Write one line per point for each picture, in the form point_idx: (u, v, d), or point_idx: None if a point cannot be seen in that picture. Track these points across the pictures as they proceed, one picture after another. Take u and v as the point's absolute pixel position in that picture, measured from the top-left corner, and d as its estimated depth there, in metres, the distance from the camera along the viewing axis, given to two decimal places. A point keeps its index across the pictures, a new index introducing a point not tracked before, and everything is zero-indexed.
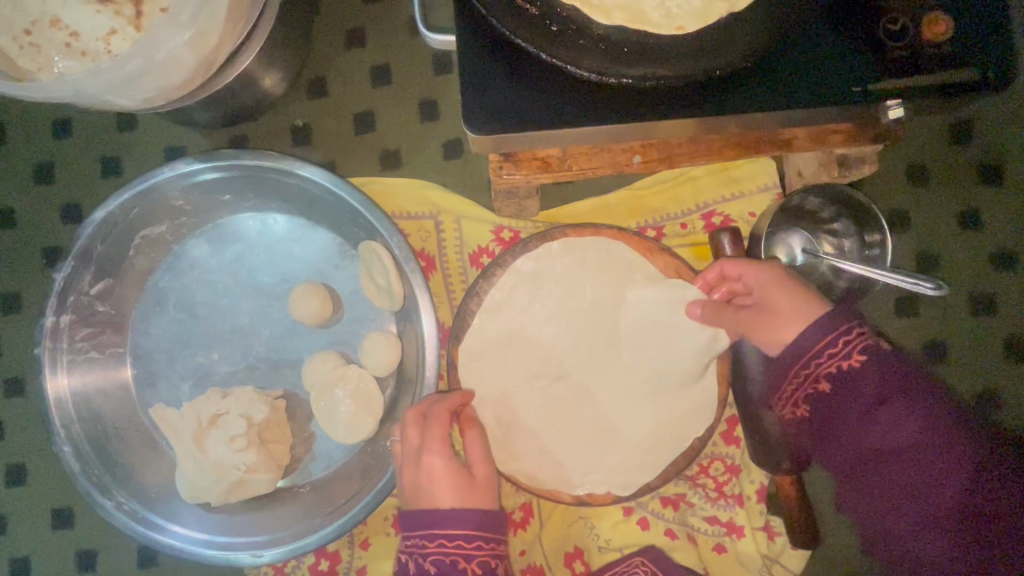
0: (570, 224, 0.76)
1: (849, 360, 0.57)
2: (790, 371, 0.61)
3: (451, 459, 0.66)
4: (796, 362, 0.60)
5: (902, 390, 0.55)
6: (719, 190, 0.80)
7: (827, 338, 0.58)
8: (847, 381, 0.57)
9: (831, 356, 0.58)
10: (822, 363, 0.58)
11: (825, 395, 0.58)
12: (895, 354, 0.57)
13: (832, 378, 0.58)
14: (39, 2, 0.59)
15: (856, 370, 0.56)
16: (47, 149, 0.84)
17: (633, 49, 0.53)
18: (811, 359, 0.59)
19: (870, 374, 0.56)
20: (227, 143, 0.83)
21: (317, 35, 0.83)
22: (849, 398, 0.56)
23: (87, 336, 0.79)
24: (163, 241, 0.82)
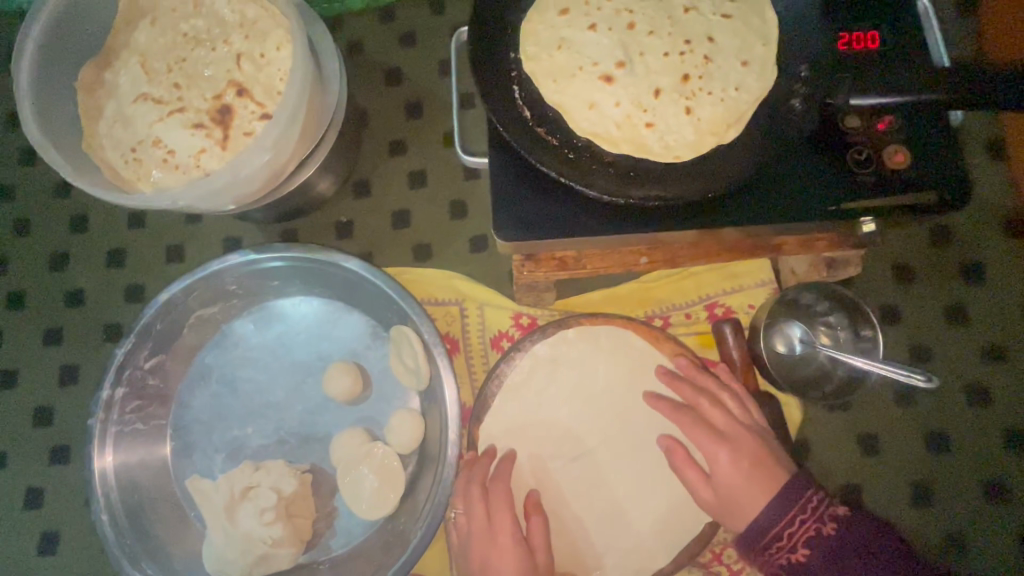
0: (584, 314, 0.83)
1: (797, 554, 0.65)
2: (757, 551, 0.67)
3: (516, 535, 0.71)
4: (760, 540, 0.66)
5: (847, 572, 0.62)
6: (719, 284, 0.87)
7: (775, 529, 0.65)
8: (816, 544, 0.64)
9: (781, 549, 0.65)
10: (775, 554, 0.65)
11: (793, 559, 0.65)
12: (838, 532, 0.64)
13: (791, 564, 0.65)
14: (146, 126, 0.72)
15: (805, 568, 0.64)
16: (121, 237, 0.95)
17: (635, 174, 0.64)
18: (778, 533, 0.65)
19: (816, 567, 0.63)
20: (278, 235, 0.94)
21: (364, 145, 0.96)
22: (819, 562, 0.63)
23: (136, 407, 0.85)
24: (213, 320, 0.90)
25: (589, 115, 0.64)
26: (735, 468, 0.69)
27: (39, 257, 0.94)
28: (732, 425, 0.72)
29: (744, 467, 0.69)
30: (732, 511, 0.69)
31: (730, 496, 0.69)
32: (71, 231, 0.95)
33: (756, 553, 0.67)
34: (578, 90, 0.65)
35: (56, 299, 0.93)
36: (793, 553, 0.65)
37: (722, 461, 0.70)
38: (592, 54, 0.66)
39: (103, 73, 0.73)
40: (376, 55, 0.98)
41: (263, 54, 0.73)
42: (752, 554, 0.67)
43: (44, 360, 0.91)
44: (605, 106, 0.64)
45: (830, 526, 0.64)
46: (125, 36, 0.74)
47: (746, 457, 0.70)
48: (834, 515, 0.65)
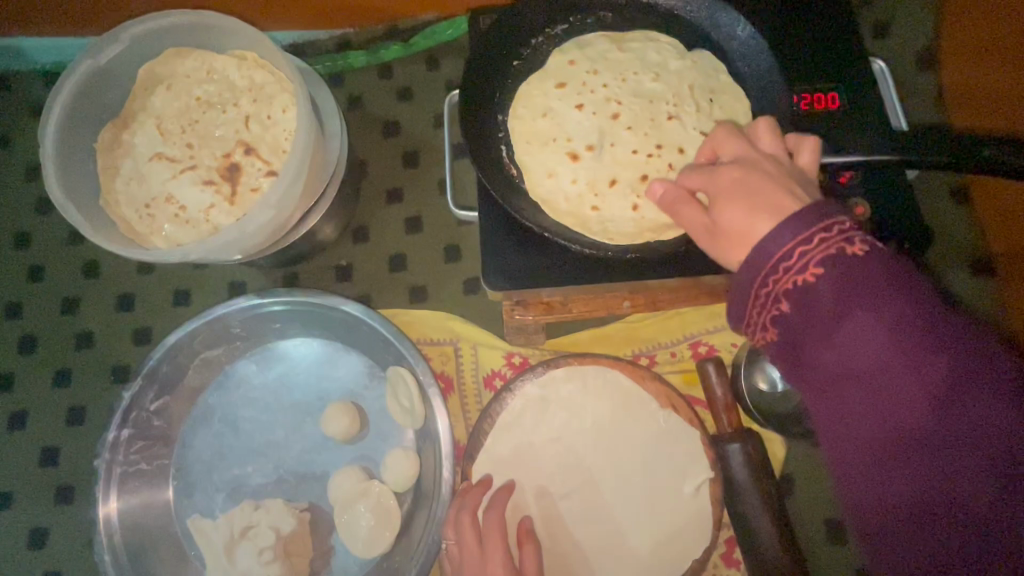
0: (572, 353, 0.87)
1: (818, 281, 0.45)
2: (746, 308, 0.49)
3: (509, 565, 0.68)
4: (759, 282, 0.47)
5: (914, 338, 0.42)
6: (702, 323, 0.91)
7: (786, 253, 0.45)
8: (841, 295, 0.44)
9: (788, 272, 0.45)
10: (780, 282, 0.46)
11: (811, 317, 0.45)
12: (894, 284, 0.43)
13: (800, 291, 0.45)
14: (160, 183, 0.77)
15: (818, 285, 0.44)
16: (131, 282, 0.99)
17: (614, 228, 0.69)
18: (784, 273, 0.46)
19: (831, 293, 0.44)
20: (281, 279, 0.98)
21: (364, 193, 1.01)
22: (853, 318, 0.44)
23: (140, 448, 0.88)
24: (217, 362, 0.94)
25: (547, 182, 0.71)
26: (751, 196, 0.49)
27: (53, 302, 0.99)
28: (744, 150, 0.54)
29: (761, 211, 0.49)
30: (736, 246, 0.50)
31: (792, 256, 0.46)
32: (84, 277, 1.00)
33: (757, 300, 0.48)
34: (544, 158, 0.72)
35: (67, 342, 0.97)
36: (802, 277, 0.45)
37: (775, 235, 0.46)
38: (571, 129, 0.73)
39: (120, 135, 0.79)
40: (375, 109, 1.05)
41: (270, 117, 0.79)
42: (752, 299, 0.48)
43: (54, 402, 0.94)
44: (562, 178, 0.71)
45: (848, 252, 0.44)
46: (142, 99, 0.80)
47: (857, 285, 0.44)
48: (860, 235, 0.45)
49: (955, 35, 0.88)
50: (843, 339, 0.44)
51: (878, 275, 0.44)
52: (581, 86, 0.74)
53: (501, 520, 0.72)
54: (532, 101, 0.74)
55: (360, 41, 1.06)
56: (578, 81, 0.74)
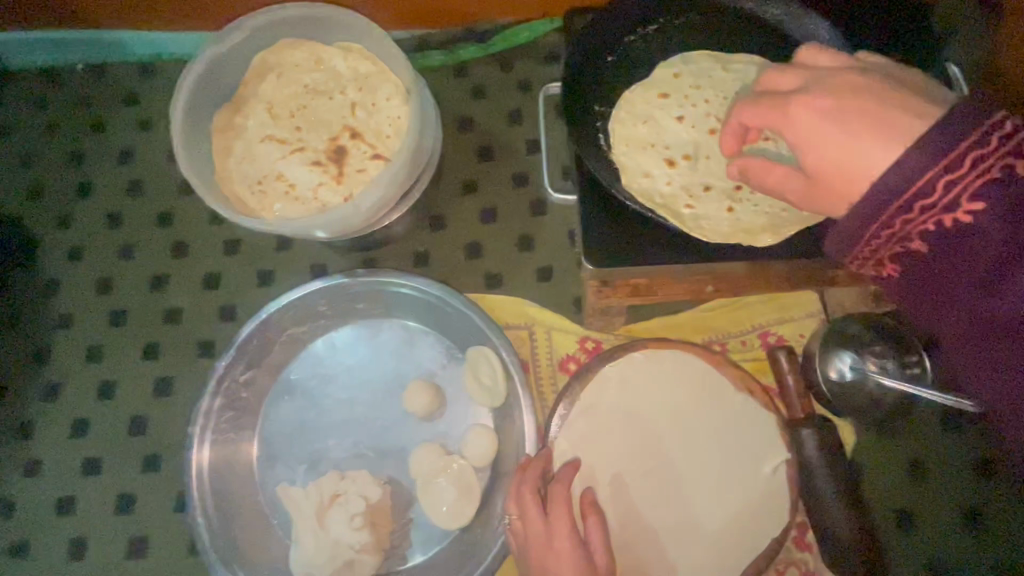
0: (648, 338, 0.90)
1: (969, 213, 0.48)
2: (872, 240, 0.53)
3: (575, 537, 0.72)
4: (892, 212, 0.50)
5: None
6: (771, 314, 0.94)
7: (927, 183, 0.48)
8: (995, 230, 0.47)
9: (933, 206, 0.49)
10: (921, 217, 0.50)
11: (956, 252, 0.50)
12: None
13: (954, 222, 0.49)
14: (271, 163, 0.82)
15: (974, 220, 0.48)
16: (217, 261, 1.04)
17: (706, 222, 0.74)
18: (924, 203, 0.49)
19: (989, 224, 0.48)
20: (362, 262, 1.02)
21: (441, 183, 1.06)
22: (1000, 257, 0.48)
23: (229, 418, 0.92)
24: (301, 339, 0.97)
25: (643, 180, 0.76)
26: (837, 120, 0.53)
27: (142, 278, 1.03)
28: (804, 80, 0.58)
29: (853, 130, 0.52)
30: (839, 180, 0.54)
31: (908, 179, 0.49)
32: (172, 255, 1.04)
33: (890, 233, 0.52)
34: (641, 159, 0.77)
35: (155, 317, 1.01)
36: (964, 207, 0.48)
37: (897, 158, 0.50)
38: (668, 140, 0.80)
39: (234, 117, 0.84)
40: (452, 105, 1.10)
41: (375, 104, 0.83)
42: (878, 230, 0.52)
43: (141, 373, 0.98)
44: (656, 177, 0.77)
45: (1004, 185, 0.47)
46: (254, 85, 0.85)
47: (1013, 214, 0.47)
48: None
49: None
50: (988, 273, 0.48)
51: None
52: (684, 100, 0.80)
53: (565, 493, 0.76)
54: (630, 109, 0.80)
55: (439, 41, 1.12)
56: (683, 94, 0.80)
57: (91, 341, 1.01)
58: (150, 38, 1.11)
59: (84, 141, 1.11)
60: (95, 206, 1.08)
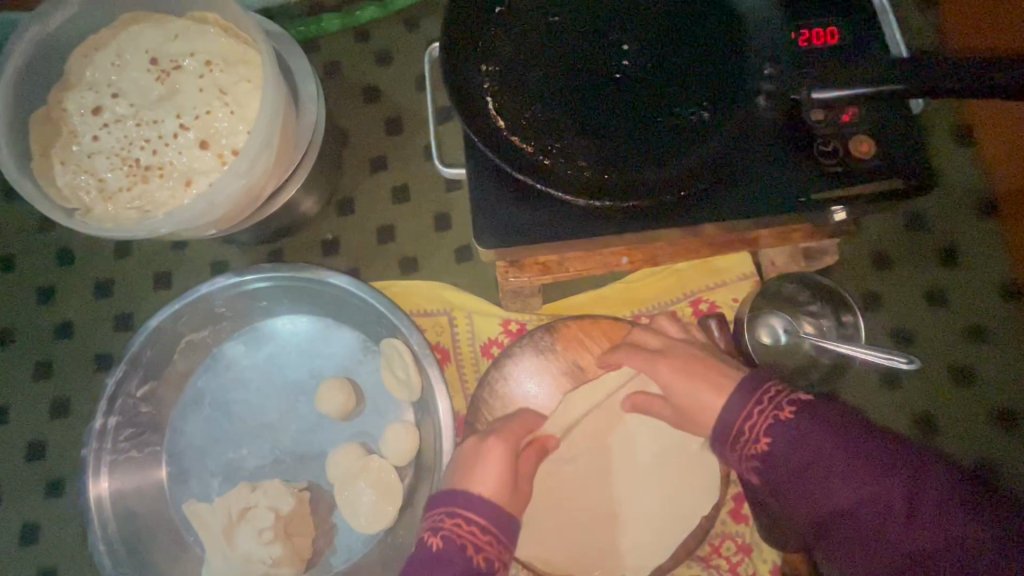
0: (571, 317, 0.84)
1: (761, 443, 0.56)
2: (727, 447, 0.59)
3: (510, 446, 0.71)
4: (724, 441, 0.59)
5: (823, 445, 0.53)
6: (704, 280, 0.88)
7: (741, 418, 0.58)
8: (870, 451, 0.51)
9: (751, 434, 0.57)
10: (742, 447, 0.57)
11: (809, 442, 0.53)
12: (797, 413, 0.55)
13: (761, 456, 0.56)
14: (117, 155, 0.71)
15: (783, 423, 0.55)
16: (108, 267, 0.95)
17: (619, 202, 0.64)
18: (741, 427, 0.58)
19: (783, 448, 0.54)
20: (266, 256, 0.94)
21: (346, 163, 0.97)
22: (811, 438, 0.53)
23: (130, 436, 0.85)
24: (204, 345, 0.90)
25: (531, 133, 0.66)
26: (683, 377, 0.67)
27: (27, 292, 0.95)
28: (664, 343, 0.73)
29: (690, 378, 0.67)
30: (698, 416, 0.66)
31: (688, 407, 0.67)
32: (57, 265, 0.95)
33: (730, 451, 0.59)
34: (535, 118, 0.66)
35: (45, 333, 0.93)
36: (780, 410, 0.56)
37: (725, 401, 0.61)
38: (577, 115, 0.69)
39: (75, 102, 0.73)
40: (353, 75, 1.00)
41: (239, 81, 0.73)
42: (725, 451, 0.59)
43: (36, 394, 0.91)
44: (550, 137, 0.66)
45: (781, 417, 0.55)
46: (100, 66, 0.74)
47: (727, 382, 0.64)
48: (793, 398, 0.56)
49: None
50: (859, 466, 0.51)
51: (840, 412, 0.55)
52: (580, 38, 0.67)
53: (514, 427, 0.74)
54: (525, 63, 0.67)
55: (333, 3, 1.00)
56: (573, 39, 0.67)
57: None
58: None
59: None
60: None
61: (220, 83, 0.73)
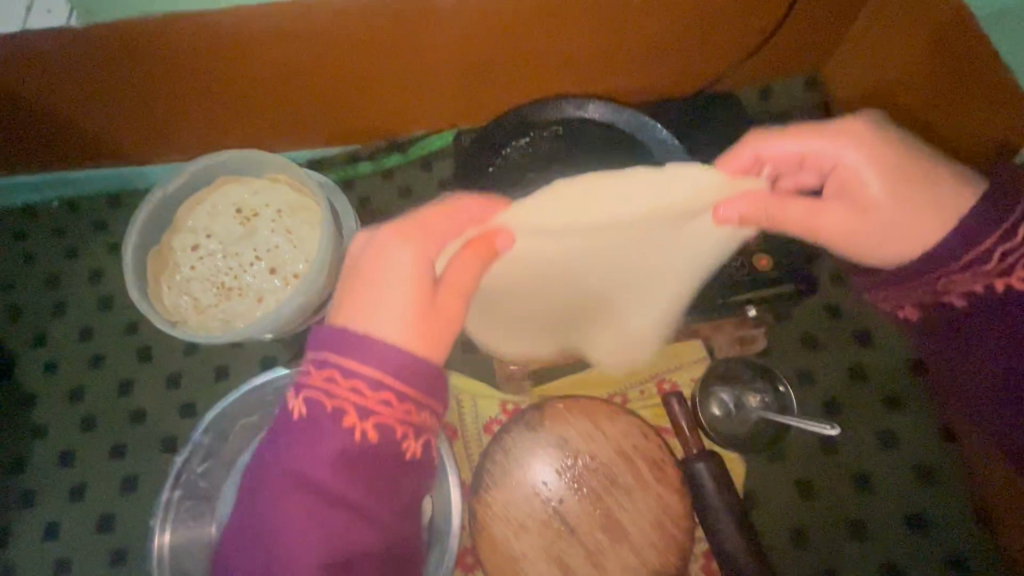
0: (557, 396, 1.03)
1: (957, 291, 0.75)
2: (931, 274, 0.74)
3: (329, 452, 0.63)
4: (920, 267, 0.74)
5: (1002, 326, 0.75)
6: (666, 363, 1.07)
7: (957, 256, 0.72)
8: (1012, 358, 0.76)
9: (987, 300, 0.74)
10: (944, 281, 0.74)
11: (1013, 335, 0.75)
12: (991, 295, 0.73)
13: (977, 306, 0.75)
14: (208, 280, 0.95)
15: (991, 306, 0.75)
16: (178, 362, 1.16)
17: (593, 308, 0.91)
18: (942, 258, 0.73)
19: (980, 310, 0.75)
20: (307, 351, 1.15)
21: None
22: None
23: (188, 506, 1.01)
24: (253, 426, 1.05)
25: None
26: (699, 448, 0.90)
27: (110, 385, 1.15)
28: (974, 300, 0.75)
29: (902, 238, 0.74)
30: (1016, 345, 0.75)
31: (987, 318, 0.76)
32: (137, 361, 1.17)
33: (899, 274, 0.77)
34: None
35: (122, 418, 1.12)
36: (989, 252, 0.70)
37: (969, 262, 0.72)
38: None
39: (179, 242, 0.98)
40: (381, 206, 1.27)
41: (301, 224, 0.98)
42: (880, 278, 0.79)
43: (111, 472, 1.08)
44: None
45: (988, 288, 0.73)
46: (199, 215, 1.00)
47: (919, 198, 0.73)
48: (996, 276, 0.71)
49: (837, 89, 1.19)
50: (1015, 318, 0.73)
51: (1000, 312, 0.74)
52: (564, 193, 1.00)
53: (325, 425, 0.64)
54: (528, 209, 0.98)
55: (367, 152, 1.28)
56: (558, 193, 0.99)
57: (63, 446, 1.11)
58: (104, 172, 1.26)
59: (58, 266, 1.25)
60: (68, 322, 1.21)
61: (287, 226, 0.98)
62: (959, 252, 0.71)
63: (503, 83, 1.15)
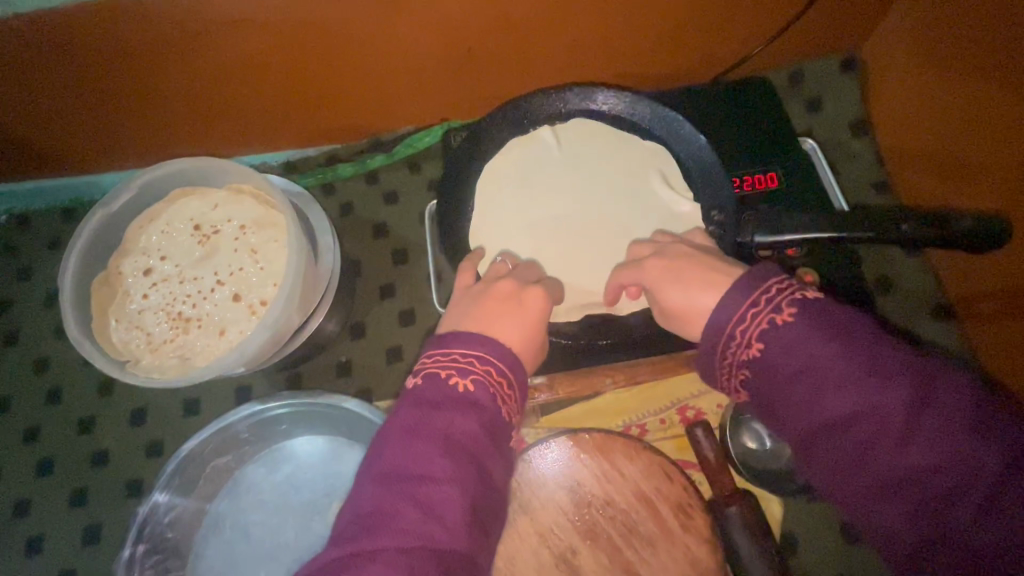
0: (566, 429, 0.91)
1: (753, 346, 0.56)
2: (766, 355, 0.56)
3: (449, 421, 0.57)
4: (791, 395, 0.55)
5: (820, 363, 0.53)
6: (689, 387, 0.95)
7: (781, 322, 0.55)
8: (854, 374, 0.52)
9: (741, 350, 0.57)
10: (738, 352, 0.58)
11: (822, 356, 0.53)
12: (811, 323, 0.55)
13: (755, 352, 0.56)
14: (164, 311, 0.83)
15: (783, 334, 0.55)
16: (142, 395, 1.04)
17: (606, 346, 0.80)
18: (732, 330, 0.58)
19: (783, 345, 0.55)
20: (285, 379, 1.03)
21: (359, 292, 1.08)
22: (849, 363, 0.52)
23: (155, 563, 0.91)
24: (227, 468, 0.97)
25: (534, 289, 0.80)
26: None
27: (69, 423, 1.04)
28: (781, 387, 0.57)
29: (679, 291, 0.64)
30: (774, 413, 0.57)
31: (793, 419, 0.56)
32: (98, 394, 1.05)
33: (723, 362, 0.59)
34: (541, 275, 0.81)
35: (83, 460, 1.01)
36: (745, 351, 0.57)
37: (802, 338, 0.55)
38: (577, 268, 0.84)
39: (128, 267, 0.86)
40: (364, 213, 1.14)
41: (268, 241, 0.85)
42: (717, 356, 0.60)
43: (71, 521, 0.97)
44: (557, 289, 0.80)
45: (776, 325, 0.55)
46: (152, 234, 0.87)
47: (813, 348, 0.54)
48: (789, 303, 0.56)
49: (896, 85, 0.99)
50: (820, 367, 0.53)
51: (823, 333, 0.54)
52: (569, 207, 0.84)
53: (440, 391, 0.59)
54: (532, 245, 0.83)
55: (347, 154, 1.15)
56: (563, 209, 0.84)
57: (19, 492, 1.00)
58: (56, 184, 1.13)
59: (9, 291, 1.13)
60: (23, 354, 1.09)
61: (252, 243, 0.85)
62: (725, 324, 0.58)
63: (497, 75, 1.01)
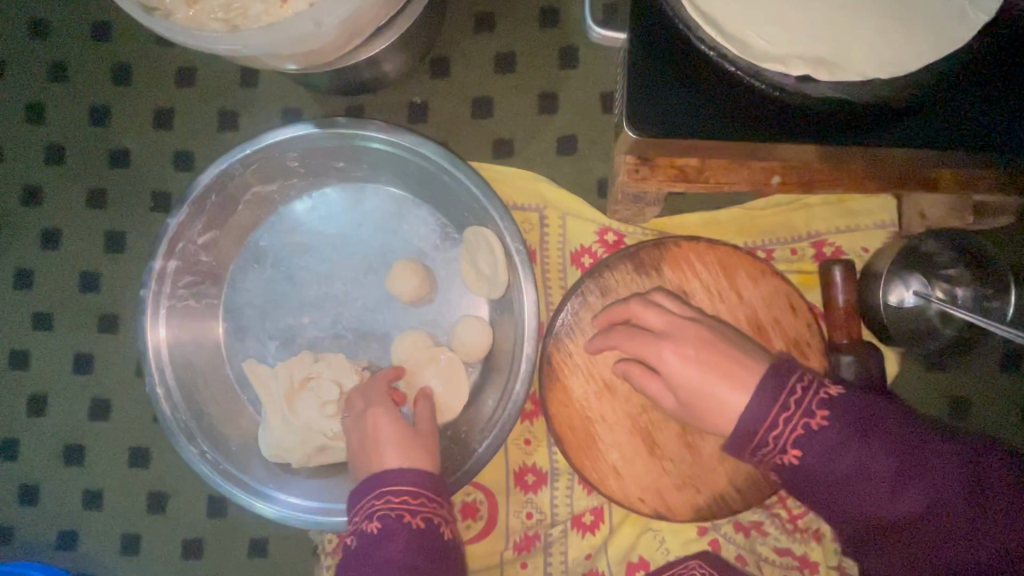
0: (681, 235, 0.76)
1: (790, 454, 0.54)
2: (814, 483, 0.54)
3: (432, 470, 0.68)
4: (835, 492, 0.54)
5: (845, 439, 0.53)
6: (834, 219, 0.79)
7: (821, 462, 0.53)
8: (883, 444, 0.53)
9: (776, 442, 0.54)
10: (767, 454, 0.55)
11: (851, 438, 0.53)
12: (840, 400, 0.54)
13: (803, 436, 0.54)
14: None
15: (819, 428, 0.53)
16: (167, 95, 0.85)
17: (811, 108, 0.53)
18: (766, 431, 0.55)
19: (816, 454, 0.53)
20: (343, 110, 0.83)
21: (447, 17, 0.83)
22: (880, 444, 0.53)
23: (189, 284, 0.80)
24: (270, 199, 0.83)
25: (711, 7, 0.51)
26: (690, 360, 0.62)
27: (78, 109, 0.85)
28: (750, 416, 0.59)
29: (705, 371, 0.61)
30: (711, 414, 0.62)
31: (838, 492, 0.54)
32: (112, 81, 0.85)
33: (749, 455, 0.56)
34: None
35: (99, 157, 0.85)
36: (779, 456, 0.55)
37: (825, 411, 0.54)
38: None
39: None
40: None
41: None
42: (744, 454, 0.57)
43: (89, 223, 0.85)
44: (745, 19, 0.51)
45: (811, 427, 0.53)
46: None
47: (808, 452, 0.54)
48: (819, 400, 0.54)
49: None
50: (866, 460, 0.52)
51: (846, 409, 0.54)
52: None
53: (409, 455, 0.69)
54: None
55: None
56: None
57: (26, 178, 0.85)
58: None
59: None
60: (13, 10, 0.85)
61: None
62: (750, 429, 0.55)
63: None
